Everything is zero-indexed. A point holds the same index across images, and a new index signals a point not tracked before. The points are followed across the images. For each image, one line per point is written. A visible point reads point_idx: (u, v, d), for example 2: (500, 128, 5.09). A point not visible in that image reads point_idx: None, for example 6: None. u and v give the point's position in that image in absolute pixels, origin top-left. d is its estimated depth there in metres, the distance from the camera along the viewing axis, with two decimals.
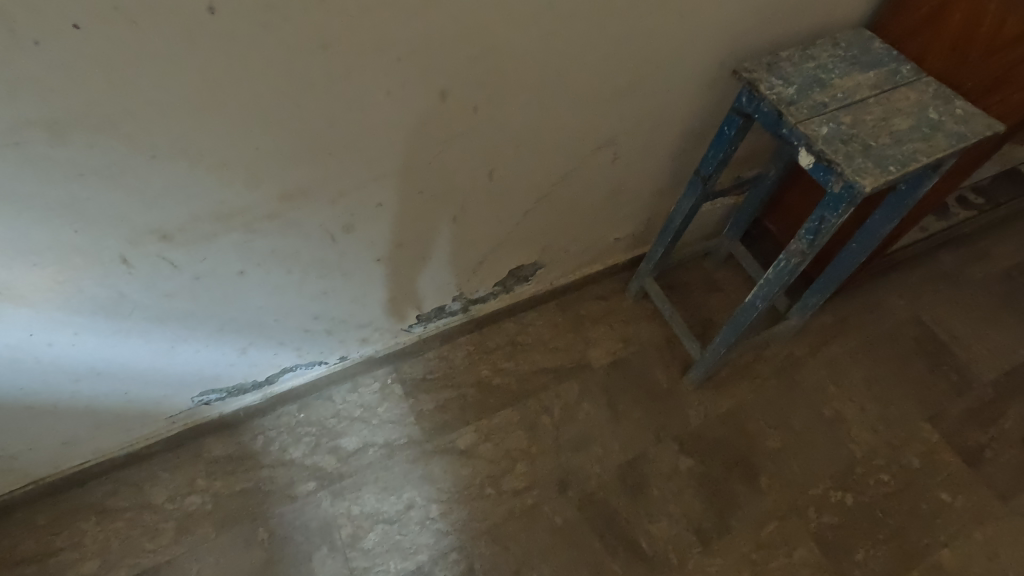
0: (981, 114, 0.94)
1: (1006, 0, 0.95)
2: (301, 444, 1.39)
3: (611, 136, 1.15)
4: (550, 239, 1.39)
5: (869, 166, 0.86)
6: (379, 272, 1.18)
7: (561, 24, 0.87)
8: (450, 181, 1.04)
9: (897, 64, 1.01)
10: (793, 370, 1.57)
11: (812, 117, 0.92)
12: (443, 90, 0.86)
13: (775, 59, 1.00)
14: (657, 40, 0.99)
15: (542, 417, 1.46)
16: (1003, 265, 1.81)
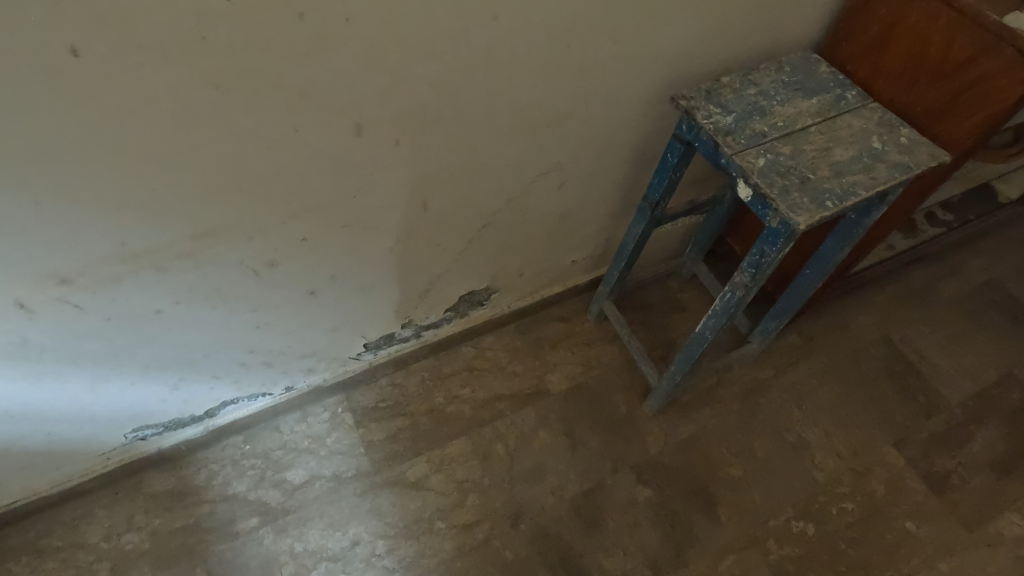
0: (926, 143, 0.90)
1: (952, 24, 0.91)
2: (245, 478, 1.35)
3: (553, 162, 1.11)
4: (501, 265, 1.35)
5: (805, 201, 0.83)
6: (315, 304, 1.14)
7: (483, 56, 0.83)
8: (380, 213, 1.00)
9: (842, 90, 0.97)
10: (756, 393, 1.53)
11: (750, 148, 0.88)
12: (357, 124, 0.82)
13: (715, 85, 0.96)
14: (592, 67, 0.95)
15: (496, 446, 1.42)
16: (975, 281, 1.77)
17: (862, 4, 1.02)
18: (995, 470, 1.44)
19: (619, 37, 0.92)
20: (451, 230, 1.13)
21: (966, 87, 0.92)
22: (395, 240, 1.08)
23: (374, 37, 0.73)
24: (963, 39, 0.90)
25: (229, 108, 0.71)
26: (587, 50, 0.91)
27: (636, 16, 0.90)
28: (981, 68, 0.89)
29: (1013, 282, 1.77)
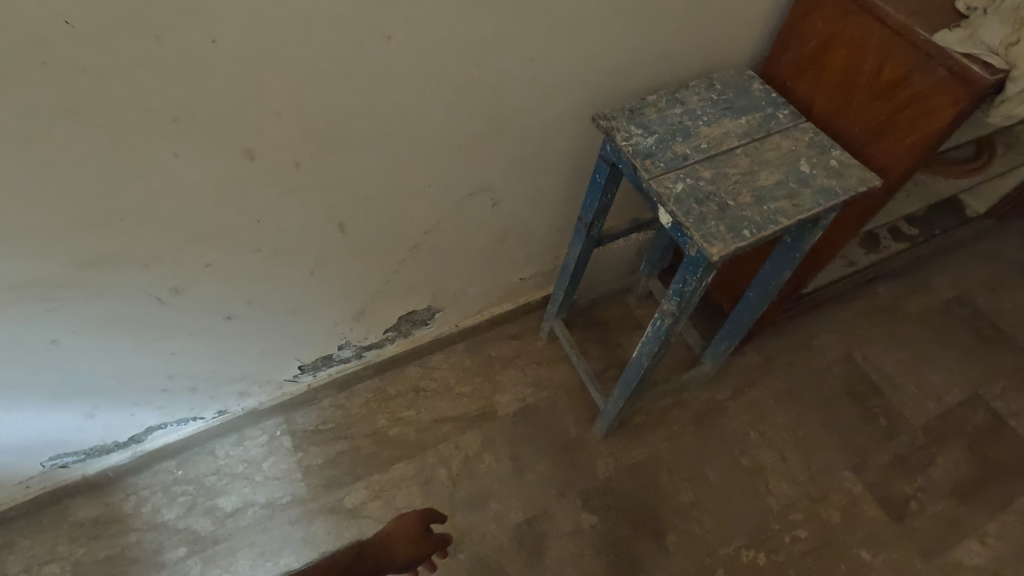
0: (857, 167, 0.86)
1: (885, 40, 0.86)
2: (175, 505, 1.30)
3: (481, 182, 1.06)
4: (440, 284, 1.30)
5: (722, 230, 0.78)
6: (235, 329, 1.10)
7: (383, 76, 0.79)
8: (292, 237, 0.95)
9: (774, 109, 0.93)
10: (711, 415, 1.49)
11: (669, 172, 0.84)
12: (245, 147, 0.78)
13: (639, 104, 0.91)
14: (509, 86, 0.91)
15: (438, 471, 1.37)
16: (942, 297, 1.72)
17: (800, 18, 0.98)
18: (956, 495, 1.39)
19: (534, 54, 0.87)
20: (377, 252, 1.09)
21: (901, 106, 0.87)
22: (314, 263, 1.04)
23: (250, 58, 0.69)
24: (896, 56, 0.86)
25: (94, 133, 0.67)
26: (501, 68, 0.87)
27: (550, 32, 0.86)
28: (914, 87, 0.85)
29: (981, 297, 1.72)
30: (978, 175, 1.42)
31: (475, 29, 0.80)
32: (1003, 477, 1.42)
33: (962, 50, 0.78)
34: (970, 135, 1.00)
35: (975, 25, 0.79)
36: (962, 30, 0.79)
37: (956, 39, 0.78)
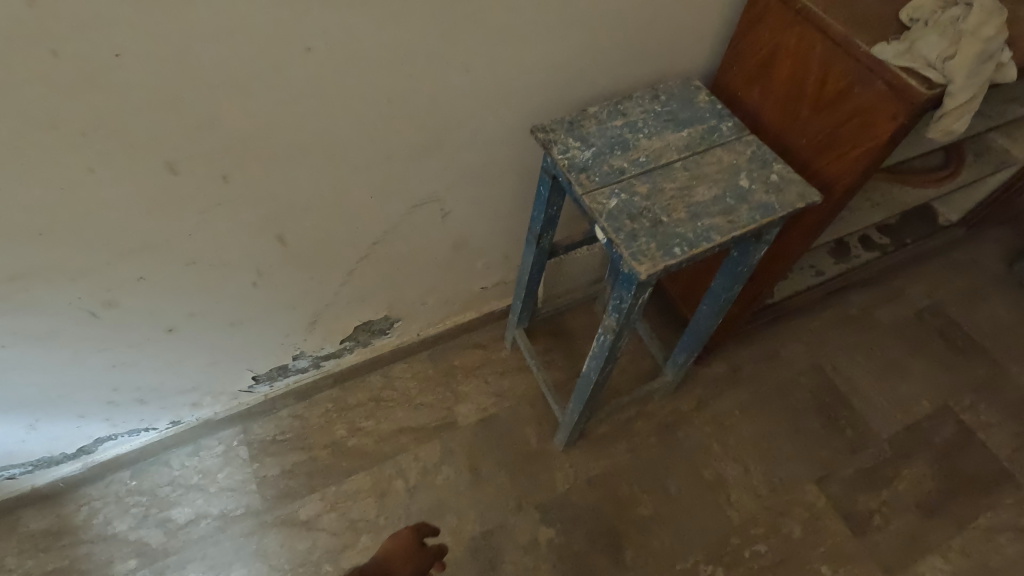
0: (797, 181, 0.84)
1: (827, 51, 0.84)
2: (127, 516, 1.28)
3: (428, 193, 1.05)
4: (396, 295, 1.28)
5: (652, 248, 0.76)
6: (180, 341, 1.08)
7: (307, 88, 0.77)
8: (229, 249, 0.94)
9: (718, 121, 0.91)
10: (675, 426, 1.47)
11: (604, 186, 0.82)
12: (167, 160, 0.76)
13: (579, 116, 0.89)
14: (447, 97, 0.89)
15: (396, 482, 1.36)
16: (914, 307, 1.70)
17: (748, 26, 0.96)
18: (921, 510, 1.37)
19: (471, 64, 0.86)
20: (324, 264, 1.07)
21: (844, 119, 0.85)
22: (256, 275, 1.02)
23: (163, 70, 0.67)
24: (838, 68, 0.84)
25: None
26: (436, 79, 0.85)
27: (485, 43, 0.84)
28: (856, 100, 0.83)
29: (954, 307, 1.70)
30: (946, 185, 1.40)
31: (402, 41, 0.78)
32: (969, 491, 1.40)
33: (899, 63, 0.75)
34: (922, 147, 0.98)
35: (914, 36, 0.76)
36: (901, 42, 0.77)
37: (895, 51, 0.76)
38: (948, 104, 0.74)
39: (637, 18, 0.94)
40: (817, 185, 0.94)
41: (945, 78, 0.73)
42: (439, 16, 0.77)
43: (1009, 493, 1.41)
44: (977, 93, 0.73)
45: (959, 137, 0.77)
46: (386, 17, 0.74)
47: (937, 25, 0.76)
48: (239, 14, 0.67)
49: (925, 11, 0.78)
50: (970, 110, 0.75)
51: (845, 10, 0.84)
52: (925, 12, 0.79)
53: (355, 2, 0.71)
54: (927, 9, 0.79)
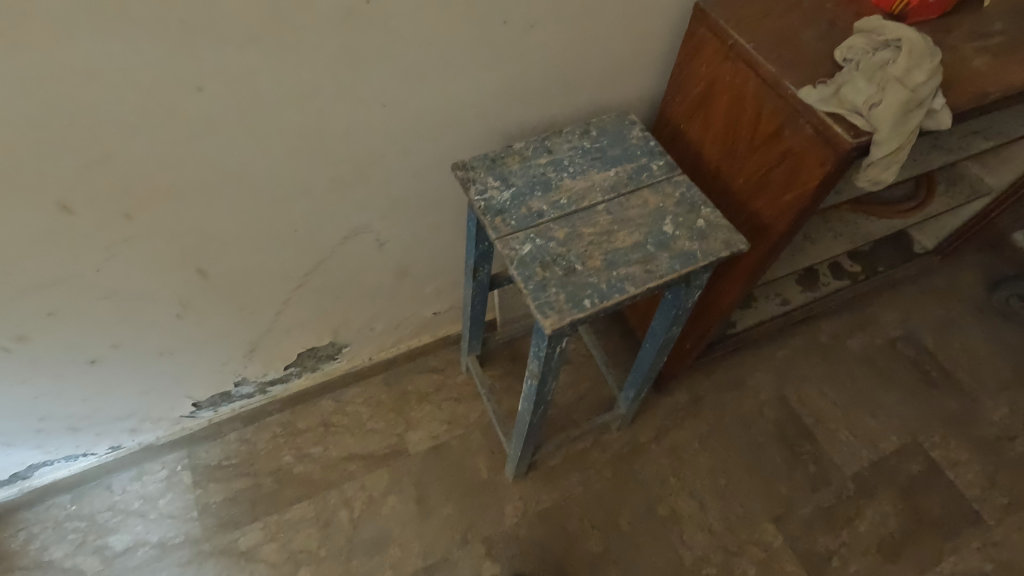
0: (724, 227, 0.80)
1: (759, 90, 0.80)
2: (64, 543, 1.26)
3: (359, 225, 1.02)
4: (340, 322, 1.25)
5: (561, 299, 0.72)
6: (106, 372, 1.05)
7: (205, 127, 0.74)
8: (144, 284, 0.91)
9: (649, 159, 0.87)
10: (631, 458, 1.43)
11: (519, 230, 0.78)
12: (59, 200, 0.74)
13: (502, 152, 0.86)
14: (365, 132, 0.85)
15: (340, 512, 1.33)
16: (887, 336, 1.65)
17: (687, 59, 0.92)
18: (882, 552, 1.33)
19: (388, 99, 0.82)
20: (253, 294, 1.04)
21: (777, 161, 0.81)
22: (180, 307, 0.99)
23: (39, 112, 0.65)
24: (769, 109, 0.80)
25: None
26: (350, 115, 0.82)
27: (401, 78, 0.80)
28: (786, 143, 0.79)
29: (929, 336, 1.65)
30: (914, 216, 1.35)
31: (307, 78, 0.74)
32: (933, 532, 1.35)
33: (827, 106, 0.71)
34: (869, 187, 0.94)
35: (843, 79, 0.72)
36: (831, 83, 0.73)
37: (823, 92, 0.72)
38: (875, 152, 0.70)
39: (570, 49, 0.90)
40: (755, 226, 0.90)
41: (873, 126, 0.69)
42: (345, 53, 0.74)
43: (974, 535, 1.36)
44: (903, 145, 0.70)
45: (887, 186, 0.74)
46: (285, 55, 0.71)
47: (867, 68, 0.72)
48: (118, 56, 0.64)
49: (858, 53, 0.74)
50: (896, 161, 0.71)
51: (779, 48, 0.80)
52: (858, 53, 0.75)
53: (246, 41, 0.68)
54: (860, 50, 0.75)
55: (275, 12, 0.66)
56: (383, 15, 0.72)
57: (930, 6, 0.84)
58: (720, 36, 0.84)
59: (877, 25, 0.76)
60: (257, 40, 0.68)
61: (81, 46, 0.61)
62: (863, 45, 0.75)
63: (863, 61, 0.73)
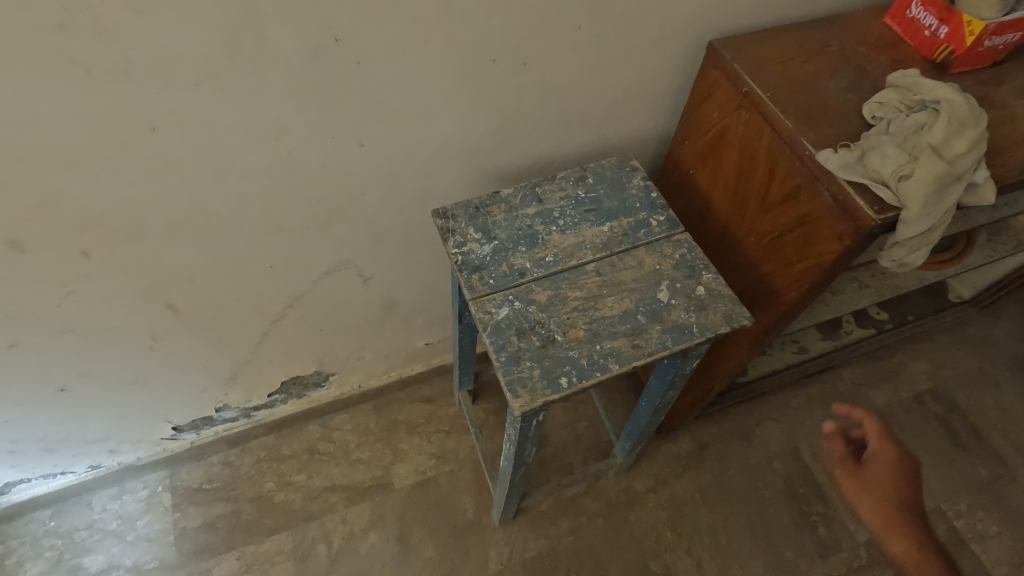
0: (725, 297, 0.72)
1: (774, 145, 0.72)
2: (39, 560, 1.24)
3: (340, 260, 0.96)
4: (325, 352, 1.20)
5: (535, 375, 0.65)
6: (78, 399, 1.02)
7: (164, 168, 0.69)
8: (109, 318, 0.87)
9: (648, 214, 0.79)
10: (626, 507, 1.35)
11: (497, 290, 0.71)
12: (8, 239, 0.69)
13: (487, 199, 0.79)
14: (342, 171, 0.79)
15: (318, 546, 1.28)
16: (912, 389, 1.53)
17: (699, 101, 0.83)
18: None
19: (366, 138, 0.76)
20: (229, 327, 1.00)
21: (790, 226, 0.73)
22: (151, 339, 0.95)
23: None
24: (783, 168, 0.71)
25: None
26: (324, 154, 0.76)
27: (380, 117, 0.74)
28: (800, 208, 0.70)
29: (959, 392, 1.53)
30: (950, 268, 1.24)
31: (273, 118, 0.68)
32: None
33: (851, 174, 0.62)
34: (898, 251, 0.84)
35: (871, 144, 0.64)
36: (856, 147, 0.64)
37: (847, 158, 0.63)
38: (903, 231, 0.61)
39: (570, 88, 0.82)
40: (763, 290, 0.81)
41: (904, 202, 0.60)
42: (315, 93, 0.68)
43: None
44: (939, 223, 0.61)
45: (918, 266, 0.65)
46: (248, 95, 0.65)
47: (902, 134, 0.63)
48: (58, 98, 0.58)
49: (892, 113, 0.66)
50: (927, 241, 0.62)
51: (799, 100, 0.71)
52: (892, 112, 0.66)
53: (202, 80, 0.61)
54: (894, 110, 0.66)
55: (234, 51, 0.60)
56: (356, 54, 0.65)
57: (978, 57, 0.74)
58: (735, 81, 0.75)
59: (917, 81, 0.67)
60: (214, 80, 0.62)
61: (14, 87, 0.56)
62: (899, 104, 0.66)
63: (898, 123, 0.64)
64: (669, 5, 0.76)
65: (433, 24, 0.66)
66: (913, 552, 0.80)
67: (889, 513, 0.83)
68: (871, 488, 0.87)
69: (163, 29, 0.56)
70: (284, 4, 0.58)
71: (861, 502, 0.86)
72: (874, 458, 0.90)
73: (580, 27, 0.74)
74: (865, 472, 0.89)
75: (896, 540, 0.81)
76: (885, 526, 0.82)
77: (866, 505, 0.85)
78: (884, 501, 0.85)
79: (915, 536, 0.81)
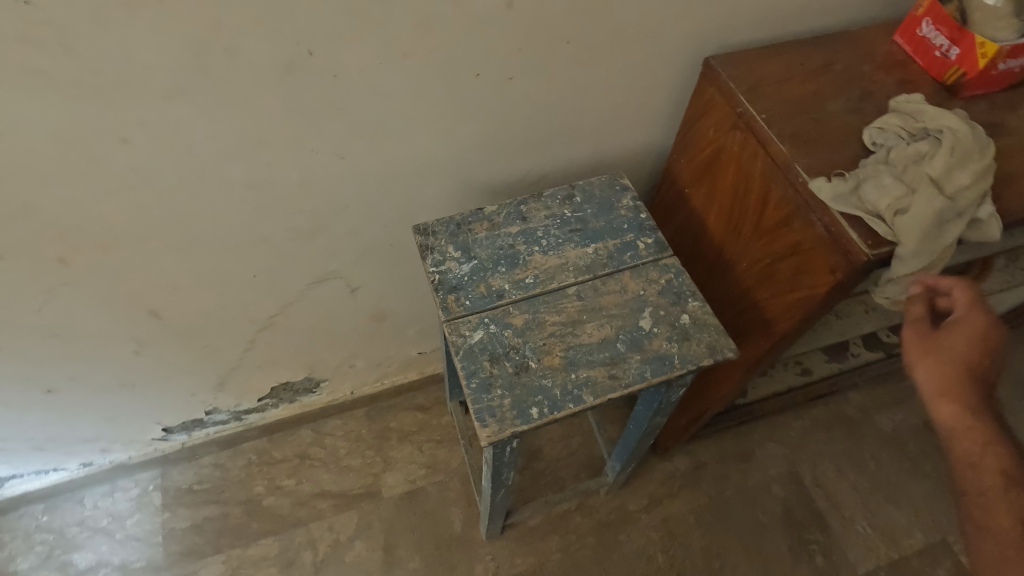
0: (710, 327, 0.68)
1: (768, 170, 0.68)
2: (30, 554, 1.26)
3: (326, 271, 0.94)
4: (315, 359, 1.19)
5: (505, 404, 0.63)
6: (65, 401, 1.02)
7: (139, 179, 0.68)
8: (91, 324, 0.86)
9: (636, 236, 0.76)
10: (618, 527, 1.32)
11: (473, 312, 0.69)
12: None
13: (470, 216, 0.77)
14: (324, 184, 0.78)
15: (304, 553, 1.28)
16: (923, 415, 1.47)
17: (694, 118, 0.80)
18: None
19: (346, 152, 0.74)
20: (215, 334, 0.99)
21: (782, 254, 0.69)
22: (136, 345, 0.95)
23: None
24: (776, 193, 0.67)
25: None
26: (304, 167, 0.74)
27: (360, 131, 0.72)
28: (792, 236, 0.66)
29: None
30: None
31: (249, 131, 0.67)
32: None
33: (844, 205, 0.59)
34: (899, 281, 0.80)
35: (868, 172, 0.60)
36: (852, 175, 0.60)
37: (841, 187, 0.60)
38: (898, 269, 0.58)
39: (561, 103, 0.79)
40: (755, 318, 0.78)
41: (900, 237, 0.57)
42: (291, 107, 0.66)
43: None
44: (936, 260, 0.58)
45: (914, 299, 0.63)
46: (221, 108, 0.63)
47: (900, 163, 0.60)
48: (24, 109, 0.57)
49: (892, 140, 0.62)
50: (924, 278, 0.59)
51: (796, 122, 0.68)
52: (891, 139, 0.62)
53: (172, 93, 0.60)
54: (894, 136, 0.62)
55: (204, 65, 0.59)
56: (332, 68, 0.63)
57: (992, 80, 0.69)
58: (730, 101, 0.72)
59: (919, 106, 0.63)
60: (185, 93, 0.60)
61: None
62: (898, 131, 0.62)
63: (897, 151, 0.61)
64: (664, 20, 0.73)
65: (412, 38, 0.64)
66: (962, 421, 0.65)
67: (946, 380, 0.65)
68: (932, 351, 0.66)
69: (129, 42, 0.55)
70: (253, 17, 0.57)
71: (914, 361, 0.67)
72: (955, 325, 0.66)
73: (569, 42, 0.71)
74: (935, 344, 0.66)
75: (951, 412, 0.65)
76: (938, 392, 0.66)
77: (922, 370, 0.67)
78: (947, 362, 0.66)
79: (970, 404, 0.65)
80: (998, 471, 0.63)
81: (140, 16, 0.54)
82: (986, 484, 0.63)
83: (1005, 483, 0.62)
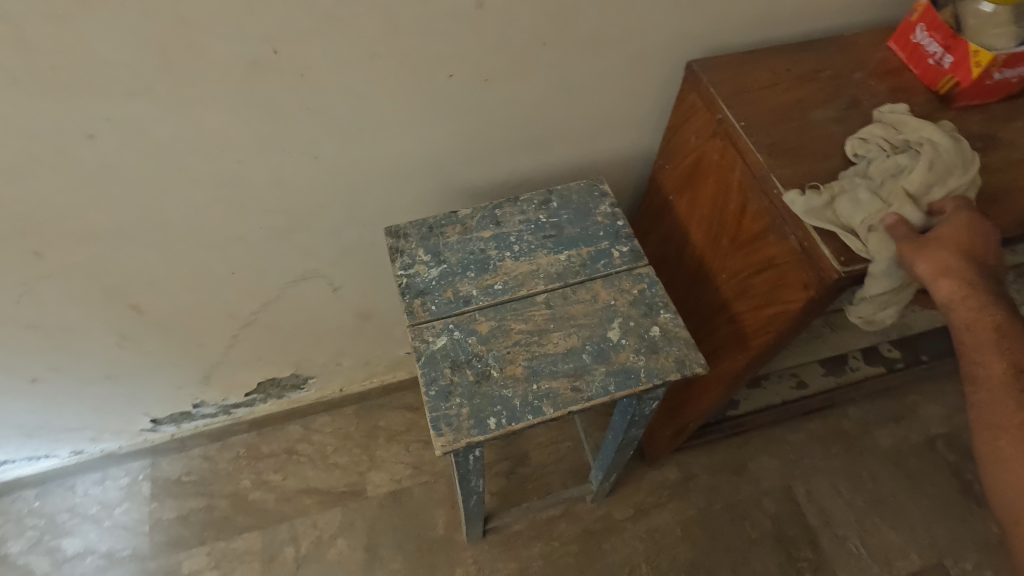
0: (681, 341, 0.66)
1: (745, 180, 0.66)
2: (21, 538, 1.28)
3: (306, 270, 0.94)
4: (300, 357, 1.19)
5: (462, 413, 0.62)
6: (51, 390, 1.04)
7: (108, 176, 0.68)
8: (71, 316, 0.87)
9: (611, 244, 0.74)
10: (602, 535, 1.30)
11: (438, 318, 0.68)
12: None
13: (443, 219, 0.75)
14: (298, 183, 0.77)
15: (286, 548, 1.28)
16: (924, 433, 1.43)
17: (678, 124, 0.78)
18: None
19: (319, 151, 0.73)
20: (196, 329, 0.99)
21: (758, 267, 0.67)
22: (118, 337, 0.95)
23: None
24: (753, 204, 0.65)
25: None
26: (276, 166, 0.73)
27: (332, 131, 0.71)
28: (767, 249, 0.64)
29: None
30: None
31: (217, 129, 0.66)
32: None
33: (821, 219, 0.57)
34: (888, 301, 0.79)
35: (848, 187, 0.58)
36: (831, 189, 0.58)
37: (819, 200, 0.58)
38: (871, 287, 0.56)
39: (541, 106, 0.78)
40: (733, 331, 0.76)
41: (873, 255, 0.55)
42: (259, 105, 0.65)
43: None
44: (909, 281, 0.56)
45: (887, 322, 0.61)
46: (187, 105, 0.63)
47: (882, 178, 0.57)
48: None
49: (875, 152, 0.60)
50: (897, 298, 0.58)
51: (777, 131, 0.65)
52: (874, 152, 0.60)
53: (136, 90, 0.60)
54: (877, 149, 0.60)
55: (166, 62, 0.58)
56: (298, 66, 0.63)
57: (988, 90, 0.66)
58: (710, 107, 0.70)
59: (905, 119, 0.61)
60: (149, 89, 0.60)
61: None
62: (882, 144, 0.60)
63: (879, 165, 0.58)
64: (645, 22, 0.70)
65: (380, 37, 0.63)
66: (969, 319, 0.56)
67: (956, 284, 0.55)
68: (931, 247, 0.54)
69: (89, 38, 0.55)
70: (214, 14, 0.56)
71: (916, 264, 0.53)
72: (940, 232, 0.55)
73: (546, 44, 0.69)
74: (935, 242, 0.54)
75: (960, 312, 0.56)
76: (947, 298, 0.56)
77: (929, 270, 0.53)
78: (954, 253, 0.53)
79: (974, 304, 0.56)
80: (1000, 347, 0.56)
81: (98, 12, 0.53)
82: (988, 371, 0.57)
83: (1013, 369, 0.56)
